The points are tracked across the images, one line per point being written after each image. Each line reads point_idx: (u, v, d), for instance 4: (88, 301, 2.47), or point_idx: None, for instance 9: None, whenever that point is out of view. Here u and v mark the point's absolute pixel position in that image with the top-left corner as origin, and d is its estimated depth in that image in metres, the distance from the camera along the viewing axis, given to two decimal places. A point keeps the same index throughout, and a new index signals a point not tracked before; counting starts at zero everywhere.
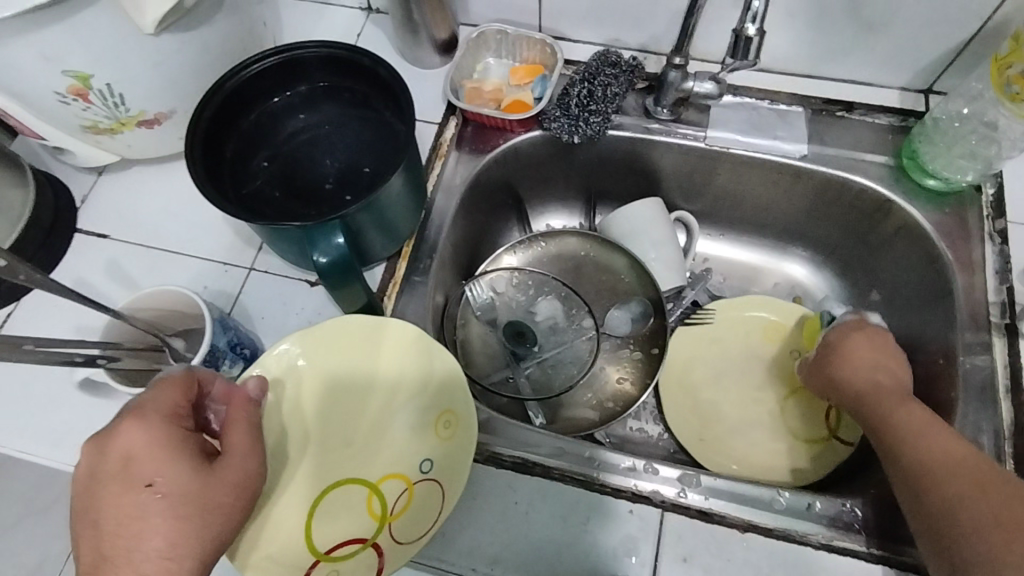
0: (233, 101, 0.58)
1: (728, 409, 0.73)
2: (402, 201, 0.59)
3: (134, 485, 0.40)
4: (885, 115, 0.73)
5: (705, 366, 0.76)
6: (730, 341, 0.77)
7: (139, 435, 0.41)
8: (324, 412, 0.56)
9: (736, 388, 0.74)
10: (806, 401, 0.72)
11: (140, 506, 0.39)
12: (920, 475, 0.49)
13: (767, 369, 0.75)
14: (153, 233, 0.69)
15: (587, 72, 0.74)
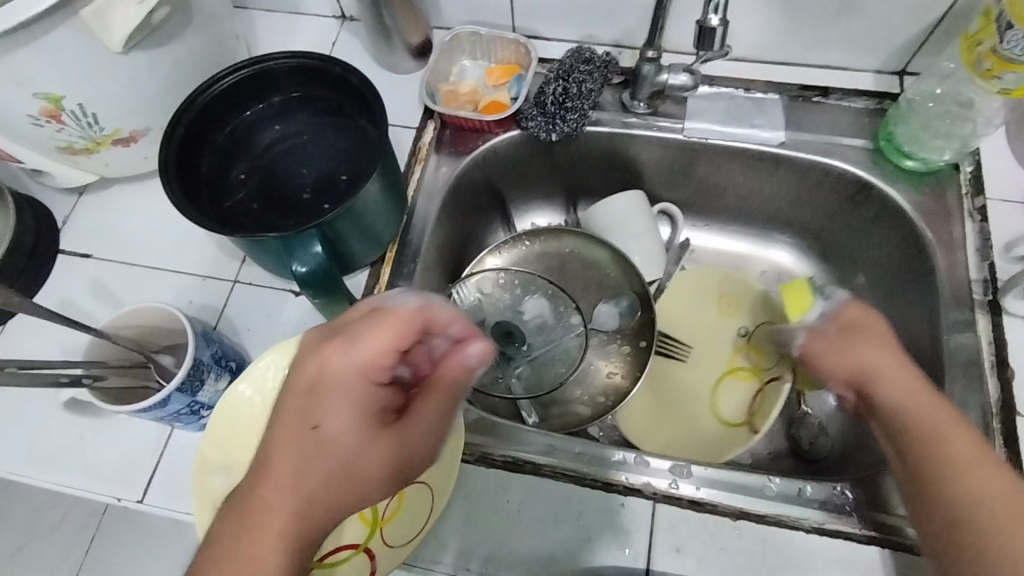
0: (207, 115, 0.58)
1: (667, 383, 0.78)
2: (381, 206, 0.60)
3: (302, 423, 0.39)
4: (861, 99, 0.73)
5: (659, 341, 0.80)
6: (680, 321, 0.81)
7: (347, 375, 0.40)
8: None
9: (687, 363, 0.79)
10: (737, 384, 0.77)
11: (303, 444, 0.39)
12: (960, 522, 0.43)
13: (708, 350, 0.79)
14: (137, 250, 0.70)
15: (562, 69, 0.74)
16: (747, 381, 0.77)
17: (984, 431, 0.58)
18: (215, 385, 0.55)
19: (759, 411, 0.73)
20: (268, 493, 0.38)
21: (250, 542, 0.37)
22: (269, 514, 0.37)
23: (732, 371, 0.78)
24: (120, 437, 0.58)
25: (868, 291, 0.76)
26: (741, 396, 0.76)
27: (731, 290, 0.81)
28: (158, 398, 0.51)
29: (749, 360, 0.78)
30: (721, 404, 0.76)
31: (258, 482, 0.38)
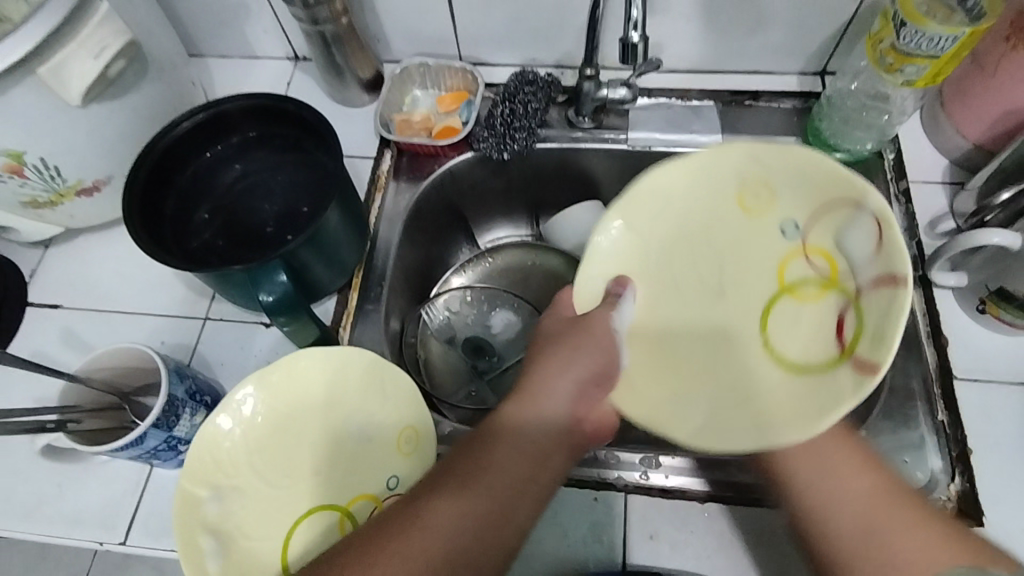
0: (168, 159, 0.61)
1: (669, 302, 0.55)
2: (341, 233, 0.62)
3: (549, 373, 0.50)
4: (788, 100, 0.78)
5: (653, 279, 0.55)
6: (714, 219, 0.55)
7: (555, 381, 0.50)
8: (286, 444, 0.57)
9: (678, 307, 0.55)
10: (799, 298, 0.51)
11: (553, 393, 0.50)
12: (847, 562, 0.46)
13: (748, 244, 0.54)
14: (106, 297, 0.71)
15: (507, 92, 0.79)
16: (820, 297, 0.50)
17: (926, 397, 0.62)
18: (192, 419, 0.56)
19: (863, 330, 0.46)
20: (467, 468, 0.46)
21: (450, 513, 0.43)
22: (449, 487, 0.45)
23: (789, 289, 0.52)
24: (99, 481, 0.59)
25: None
26: (826, 320, 0.49)
27: (758, 170, 0.53)
28: (134, 436, 0.52)
29: (814, 268, 0.51)
30: (773, 328, 0.52)
31: (468, 454, 0.47)
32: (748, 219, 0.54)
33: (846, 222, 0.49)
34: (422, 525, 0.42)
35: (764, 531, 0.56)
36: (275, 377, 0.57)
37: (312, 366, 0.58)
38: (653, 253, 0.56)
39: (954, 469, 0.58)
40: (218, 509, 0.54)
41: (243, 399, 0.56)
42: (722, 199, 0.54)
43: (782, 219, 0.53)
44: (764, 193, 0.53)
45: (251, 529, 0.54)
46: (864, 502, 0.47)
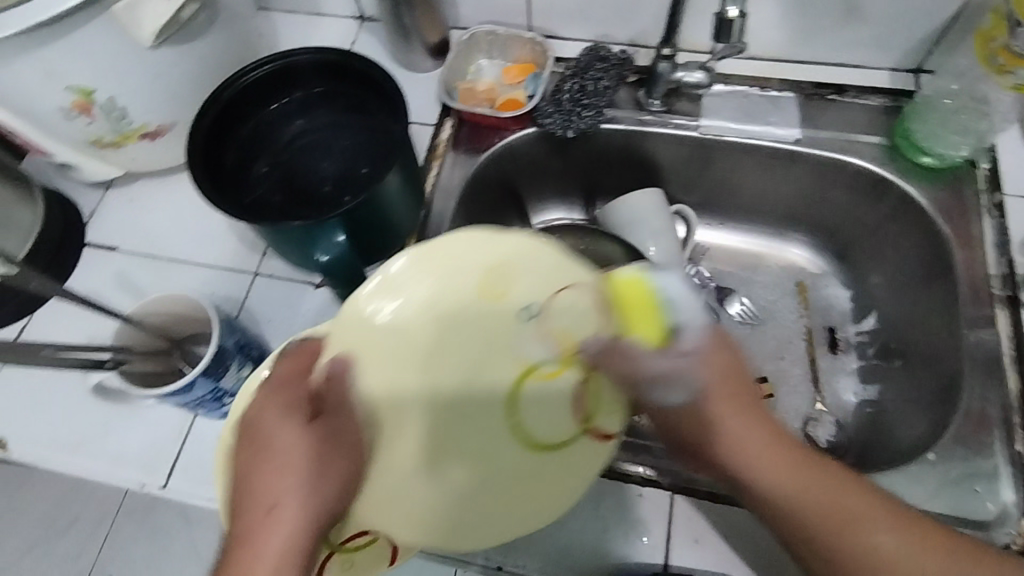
0: (233, 110, 0.59)
1: (433, 368, 0.48)
2: (398, 199, 0.60)
3: (275, 471, 0.40)
4: (877, 96, 0.74)
5: (382, 360, 0.46)
6: (466, 271, 0.47)
7: (288, 478, 0.40)
8: None
9: (420, 377, 0.47)
10: (545, 379, 0.48)
11: (280, 519, 0.39)
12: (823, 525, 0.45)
13: (473, 317, 0.48)
14: (161, 244, 0.71)
15: (578, 67, 0.76)
16: (556, 375, 0.47)
17: (1003, 425, 0.58)
18: (239, 372, 0.56)
19: (600, 410, 0.47)
20: (264, 462, 0.41)
21: (281, 526, 0.39)
22: (276, 502, 0.40)
23: (529, 372, 0.48)
24: (145, 424, 0.59)
25: (884, 290, 0.77)
26: (563, 404, 0.48)
27: (496, 257, 0.47)
28: (183, 384, 0.52)
29: (543, 350, 0.47)
30: (525, 409, 0.48)
31: (270, 453, 0.41)
32: (492, 306, 0.47)
33: (566, 303, 0.46)
34: (238, 519, 0.40)
35: None
36: None
37: None
38: (415, 335, 0.47)
39: None
40: None
41: None
42: (465, 294, 0.47)
43: (518, 297, 0.47)
44: (505, 278, 0.47)
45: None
46: (768, 466, 0.47)
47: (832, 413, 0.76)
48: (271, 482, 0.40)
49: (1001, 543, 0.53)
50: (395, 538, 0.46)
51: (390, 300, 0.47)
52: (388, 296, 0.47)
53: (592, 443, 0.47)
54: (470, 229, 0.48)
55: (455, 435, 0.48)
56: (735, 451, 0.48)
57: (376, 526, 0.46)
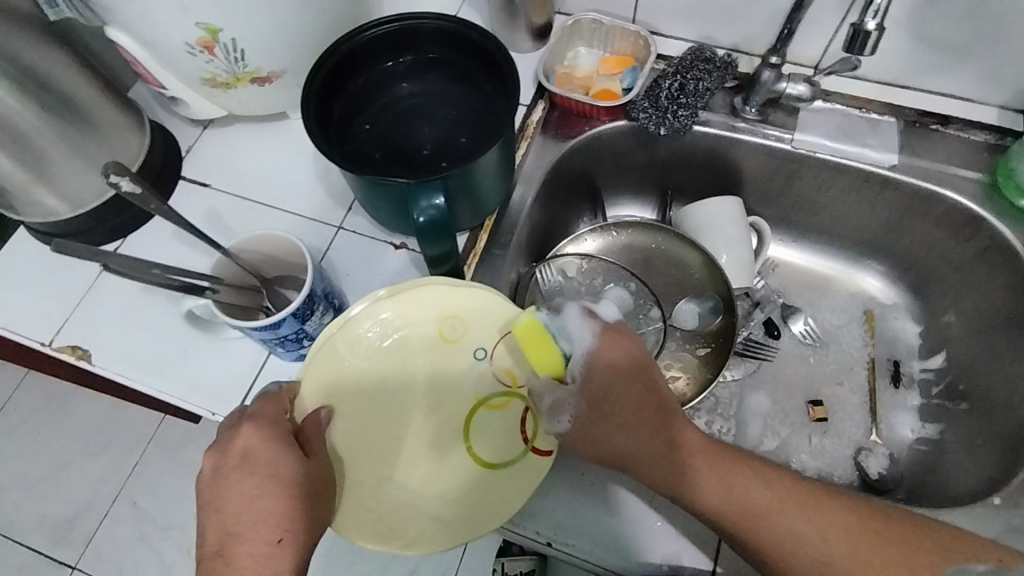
0: (348, 63, 0.61)
1: (372, 382, 0.55)
2: (495, 172, 0.61)
3: (255, 473, 0.48)
4: (982, 132, 0.72)
5: (335, 376, 0.54)
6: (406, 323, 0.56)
7: (266, 486, 0.47)
8: (387, 370, 0.55)
9: (350, 387, 0.54)
10: (496, 408, 0.55)
11: (256, 503, 0.47)
12: (745, 521, 0.52)
13: (422, 352, 0.56)
14: (251, 187, 0.73)
15: (681, 65, 0.75)
16: (506, 406, 0.55)
17: None
18: (322, 318, 0.58)
19: (541, 430, 0.54)
20: (248, 475, 0.48)
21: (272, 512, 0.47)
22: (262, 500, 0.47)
23: (482, 401, 0.55)
24: (223, 356, 0.62)
25: (957, 330, 0.76)
26: (512, 428, 0.55)
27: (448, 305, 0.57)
28: (273, 320, 0.53)
29: (499, 380, 0.56)
30: (473, 433, 0.55)
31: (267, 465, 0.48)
32: (448, 345, 0.56)
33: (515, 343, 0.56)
34: (219, 515, 0.47)
35: None
36: (392, 302, 0.56)
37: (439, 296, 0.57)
38: (369, 353, 0.55)
39: None
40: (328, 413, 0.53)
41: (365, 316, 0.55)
42: (421, 326, 0.56)
43: (476, 341, 0.56)
44: (458, 325, 0.56)
45: (350, 436, 0.54)
46: (695, 459, 0.54)
47: (885, 446, 0.75)
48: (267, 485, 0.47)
49: None
50: (366, 541, 0.51)
51: (360, 321, 0.55)
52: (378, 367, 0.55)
53: (535, 460, 0.54)
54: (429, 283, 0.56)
55: (369, 447, 0.54)
56: (666, 452, 0.54)
57: (354, 530, 0.51)
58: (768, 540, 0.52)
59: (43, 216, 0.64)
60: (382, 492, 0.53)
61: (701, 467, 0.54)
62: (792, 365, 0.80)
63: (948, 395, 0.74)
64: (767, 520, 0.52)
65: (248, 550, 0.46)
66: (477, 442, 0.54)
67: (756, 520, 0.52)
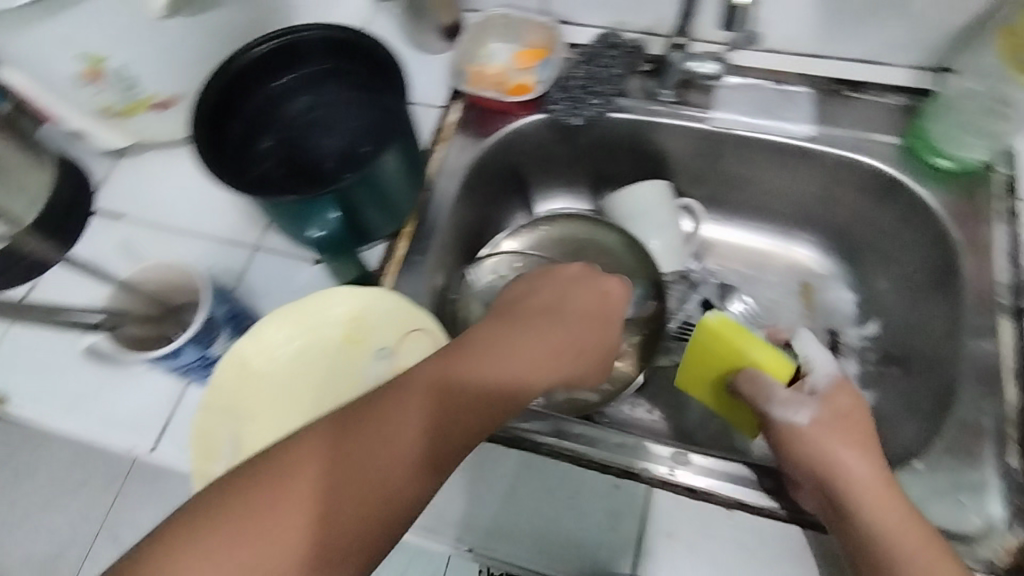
0: (240, 83, 0.59)
1: (278, 387, 0.57)
2: (397, 177, 0.60)
3: (415, 399, 0.42)
4: (896, 95, 0.72)
5: (243, 386, 0.57)
6: (310, 329, 0.59)
7: (411, 421, 0.41)
8: (293, 377, 0.58)
9: (258, 392, 0.57)
10: None
11: (389, 436, 0.41)
12: (870, 500, 0.50)
13: (325, 356, 0.59)
14: (167, 214, 0.72)
15: (589, 54, 0.76)
16: None
17: (997, 438, 0.57)
18: (226, 341, 0.58)
19: None
20: (359, 432, 0.40)
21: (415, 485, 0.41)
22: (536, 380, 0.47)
23: None
24: (140, 389, 0.61)
25: (890, 295, 0.76)
26: None
27: (349, 309, 0.59)
28: (171, 348, 0.53)
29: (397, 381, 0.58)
30: None
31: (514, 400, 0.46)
32: (349, 347, 0.59)
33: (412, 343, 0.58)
34: (346, 461, 0.39)
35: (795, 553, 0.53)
36: (293, 312, 0.58)
37: (345, 302, 0.59)
38: (274, 358, 0.58)
39: (1016, 521, 0.53)
40: (239, 423, 0.55)
41: (269, 329, 0.58)
42: (325, 333, 0.59)
43: (377, 344, 0.59)
44: (360, 328, 0.59)
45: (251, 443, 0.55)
46: (830, 441, 0.53)
47: None
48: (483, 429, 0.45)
49: (982, 556, 0.52)
50: None
51: (265, 330, 0.58)
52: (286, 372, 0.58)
53: None
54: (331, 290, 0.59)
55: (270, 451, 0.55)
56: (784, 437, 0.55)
57: None
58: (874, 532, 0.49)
59: None
60: None
61: (837, 439, 0.53)
62: None
63: (886, 360, 0.74)
64: (868, 510, 0.49)
65: (295, 510, 0.37)
66: None
67: (876, 504, 0.49)
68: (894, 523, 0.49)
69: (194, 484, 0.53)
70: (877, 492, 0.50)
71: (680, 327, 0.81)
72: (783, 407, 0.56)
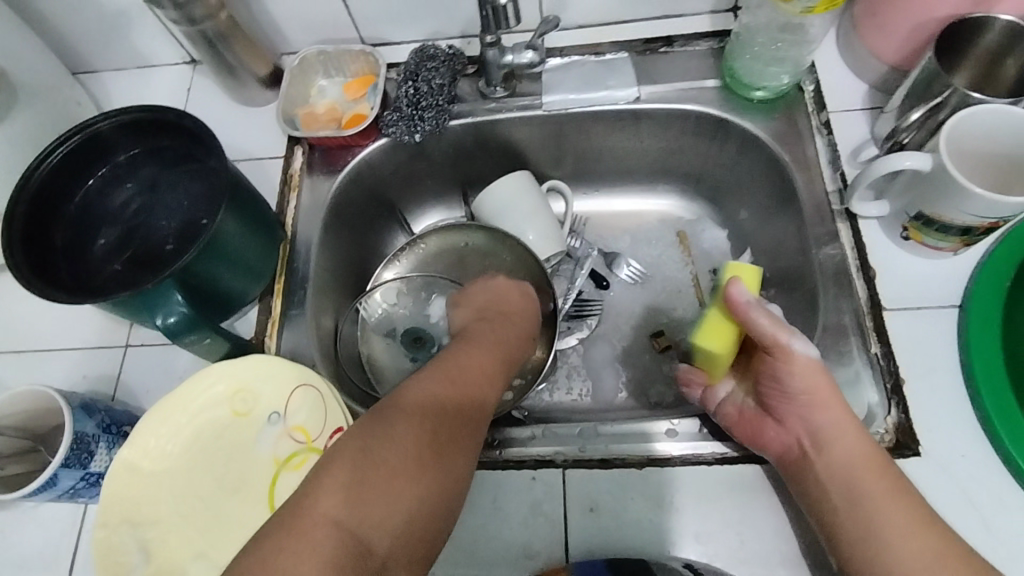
0: (51, 188, 0.58)
1: (173, 483, 0.55)
2: (242, 237, 0.60)
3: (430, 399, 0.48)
4: (703, 40, 0.76)
5: (135, 494, 0.54)
6: (194, 415, 0.57)
7: (419, 403, 0.47)
8: (186, 469, 0.56)
9: (152, 495, 0.54)
10: (297, 467, 0.56)
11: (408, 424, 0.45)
12: (842, 464, 0.51)
13: (215, 438, 0.57)
14: (24, 337, 0.69)
15: (409, 71, 0.75)
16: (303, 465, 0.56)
17: (859, 331, 0.61)
18: (108, 452, 0.55)
19: None
20: (395, 426, 0.45)
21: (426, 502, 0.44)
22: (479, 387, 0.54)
23: (283, 466, 0.56)
24: (35, 525, 0.58)
25: (751, 224, 0.80)
26: None
27: (229, 384, 0.58)
28: (45, 479, 0.51)
29: (294, 441, 0.57)
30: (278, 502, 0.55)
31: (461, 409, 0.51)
32: (238, 422, 0.58)
33: (300, 399, 0.57)
34: (379, 440, 0.43)
35: (709, 491, 0.56)
36: (170, 404, 0.57)
37: (223, 378, 0.58)
38: (162, 455, 0.56)
39: (891, 402, 0.57)
40: (137, 533, 0.53)
41: (147, 428, 0.56)
42: (210, 414, 0.57)
43: (266, 411, 0.58)
44: (245, 400, 0.58)
45: (156, 549, 0.53)
46: (810, 386, 0.53)
47: None
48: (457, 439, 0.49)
49: None
50: None
51: (145, 430, 0.56)
52: (177, 467, 0.56)
53: None
54: (206, 371, 0.58)
55: (178, 551, 0.53)
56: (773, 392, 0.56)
57: None
58: (830, 495, 0.51)
59: None
60: None
61: (826, 398, 0.53)
62: (626, 307, 0.83)
63: None
64: (845, 472, 0.51)
65: (338, 468, 0.41)
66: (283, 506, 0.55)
67: (849, 469, 0.51)
68: (869, 489, 0.49)
69: None
70: (859, 461, 0.51)
71: (573, 303, 0.83)
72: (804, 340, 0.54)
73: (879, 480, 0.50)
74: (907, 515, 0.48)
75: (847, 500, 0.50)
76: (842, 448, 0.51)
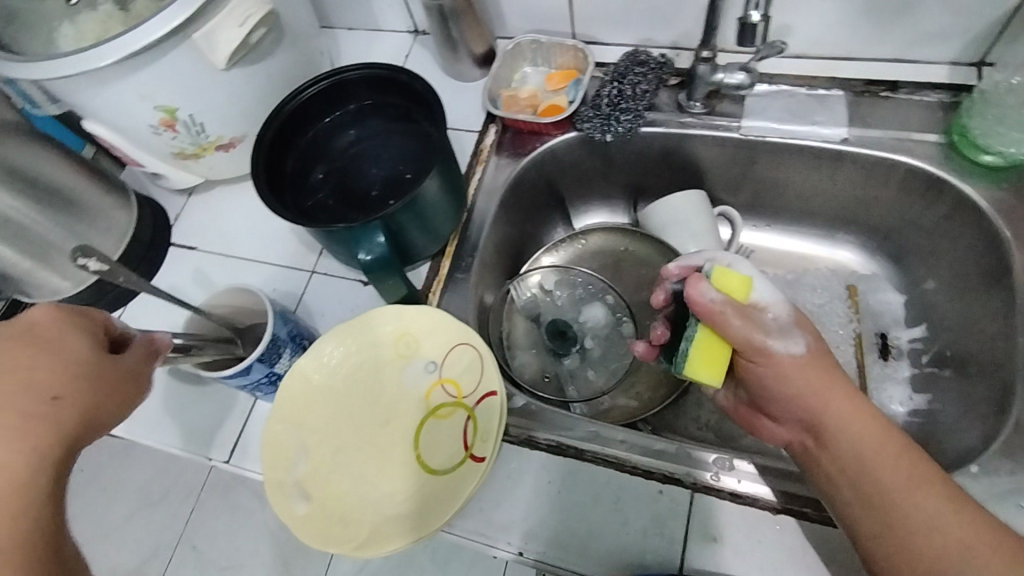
0: (294, 122, 0.66)
1: (338, 403, 0.62)
2: (440, 199, 0.64)
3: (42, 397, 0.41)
4: (934, 92, 0.71)
5: (306, 403, 0.61)
6: (365, 347, 0.63)
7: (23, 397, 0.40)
8: (348, 392, 0.62)
9: (320, 408, 0.61)
10: (443, 417, 0.61)
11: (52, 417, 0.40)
12: (855, 457, 0.51)
13: (378, 372, 0.63)
14: (232, 245, 0.79)
15: (617, 72, 0.77)
16: (450, 415, 0.60)
17: None
18: (290, 359, 0.63)
19: (478, 438, 0.58)
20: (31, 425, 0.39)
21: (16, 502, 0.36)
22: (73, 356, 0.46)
23: (433, 411, 0.61)
24: (213, 405, 0.67)
25: (939, 295, 0.74)
26: (458, 434, 0.59)
27: (400, 326, 0.63)
28: (242, 367, 0.59)
29: (448, 393, 0.61)
30: (421, 441, 0.60)
31: (110, 373, 0.45)
32: (399, 361, 0.63)
33: (459, 356, 0.62)
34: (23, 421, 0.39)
35: (845, 557, 0.54)
36: (351, 330, 0.63)
37: (396, 321, 0.64)
38: (333, 375, 0.62)
39: None
40: (304, 433, 0.60)
41: (328, 349, 0.63)
42: (379, 350, 0.63)
43: (426, 360, 0.63)
44: (411, 344, 0.63)
45: (318, 454, 0.59)
46: (809, 383, 0.53)
47: None
48: (77, 409, 0.42)
49: None
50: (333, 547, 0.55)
51: (325, 352, 0.63)
52: (343, 388, 0.62)
53: (471, 466, 0.57)
54: (382, 310, 0.63)
55: (333, 460, 0.59)
56: (777, 384, 0.54)
57: (312, 542, 0.55)
58: (847, 465, 0.51)
59: (52, 294, 0.72)
60: (337, 498, 0.58)
61: (803, 376, 0.53)
62: None
63: (939, 363, 0.72)
64: (839, 433, 0.52)
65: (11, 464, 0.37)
66: (426, 445, 0.59)
67: (832, 438, 0.52)
68: (856, 451, 0.51)
69: (267, 491, 0.57)
70: (860, 440, 0.51)
71: None
72: (782, 337, 0.53)
73: (873, 437, 0.51)
74: (907, 477, 0.49)
75: (864, 492, 0.50)
76: (844, 429, 0.51)
